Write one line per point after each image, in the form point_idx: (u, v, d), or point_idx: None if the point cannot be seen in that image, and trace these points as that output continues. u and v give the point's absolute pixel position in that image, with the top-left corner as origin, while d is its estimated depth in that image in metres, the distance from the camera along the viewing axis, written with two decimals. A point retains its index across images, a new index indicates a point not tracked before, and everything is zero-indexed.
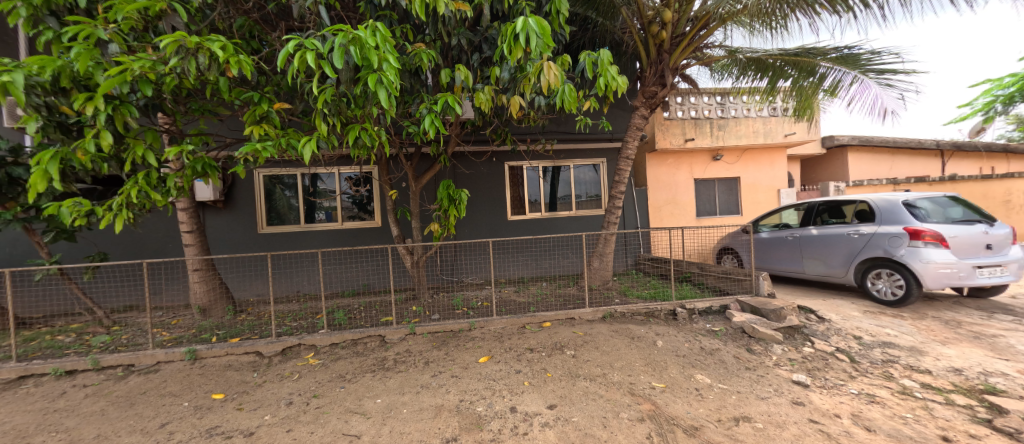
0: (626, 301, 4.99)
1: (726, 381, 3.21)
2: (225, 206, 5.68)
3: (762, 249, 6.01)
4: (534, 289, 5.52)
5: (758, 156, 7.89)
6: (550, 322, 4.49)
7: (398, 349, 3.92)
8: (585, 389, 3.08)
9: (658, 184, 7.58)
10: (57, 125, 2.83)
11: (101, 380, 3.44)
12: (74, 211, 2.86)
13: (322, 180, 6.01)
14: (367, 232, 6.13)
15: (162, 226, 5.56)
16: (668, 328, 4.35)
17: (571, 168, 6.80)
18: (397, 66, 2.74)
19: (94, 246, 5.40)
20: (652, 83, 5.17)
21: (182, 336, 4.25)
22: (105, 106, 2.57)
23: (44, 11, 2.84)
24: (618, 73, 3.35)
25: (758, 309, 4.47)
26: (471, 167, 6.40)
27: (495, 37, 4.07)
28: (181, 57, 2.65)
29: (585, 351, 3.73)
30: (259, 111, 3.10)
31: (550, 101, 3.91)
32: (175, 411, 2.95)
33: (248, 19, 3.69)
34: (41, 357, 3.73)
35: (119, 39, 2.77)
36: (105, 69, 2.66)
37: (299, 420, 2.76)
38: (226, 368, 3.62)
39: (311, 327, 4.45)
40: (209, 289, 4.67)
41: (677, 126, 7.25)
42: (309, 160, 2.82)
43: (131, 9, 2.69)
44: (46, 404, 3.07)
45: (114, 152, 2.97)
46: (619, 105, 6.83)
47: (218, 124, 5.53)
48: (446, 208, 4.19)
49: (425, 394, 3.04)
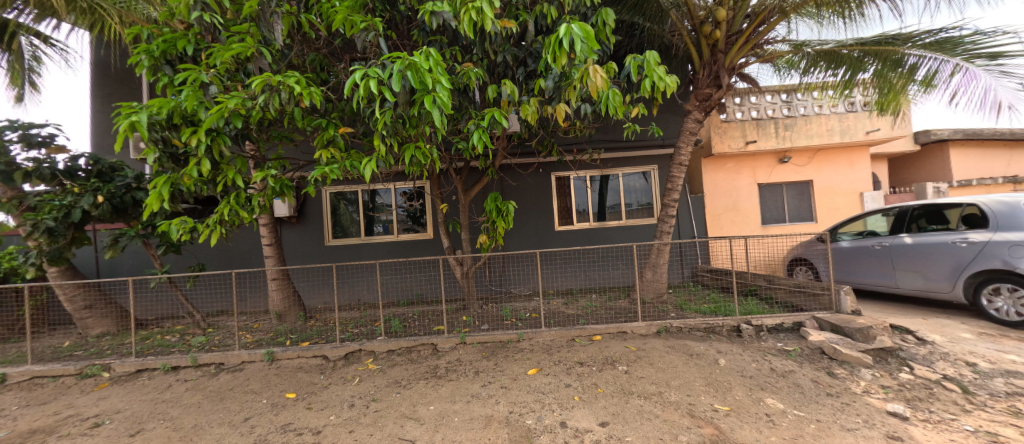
0: (683, 316, 4.71)
1: (802, 408, 2.89)
2: (298, 221, 6.27)
3: (843, 260, 5.37)
4: (583, 302, 5.36)
5: (834, 156, 7.14)
6: (601, 335, 4.36)
7: (450, 357, 4.03)
8: (639, 408, 2.94)
9: (717, 191, 7.08)
10: (169, 156, 3.35)
11: (198, 375, 3.93)
12: (180, 228, 3.33)
13: (380, 195, 6.44)
14: (420, 243, 6.44)
15: (247, 240, 6.29)
16: (731, 345, 4.05)
17: (620, 176, 6.62)
18: (448, 85, 2.90)
19: (194, 257, 6.22)
20: (706, 85, 4.87)
21: (262, 339, 4.72)
22: (205, 138, 3.04)
23: (161, 61, 3.40)
24: (666, 73, 3.23)
25: (840, 327, 4.01)
26: (518, 179, 6.49)
27: (539, 51, 4.14)
28: (266, 93, 3.04)
29: (639, 367, 3.57)
30: (327, 136, 3.46)
31: (596, 109, 3.89)
32: (256, 406, 3.28)
33: (318, 54, 4.10)
34: (154, 354, 4.34)
35: (217, 80, 3.23)
36: (207, 107, 3.12)
37: (360, 422, 2.94)
38: (297, 369, 3.96)
39: (370, 334, 4.73)
40: (285, 297, 5.18)
41: (736, 128, 6.78)
42: (370, 178, 3.07)
43: (228, 54, 3.16)
44: (156, 395, 3.56)
45: (211, 177, 3.43)
46: (670, 110, 6.57)
47: (293, 149, 6.23)
48: (494, 219, 4.22)
49: (475, 404, 3.09)
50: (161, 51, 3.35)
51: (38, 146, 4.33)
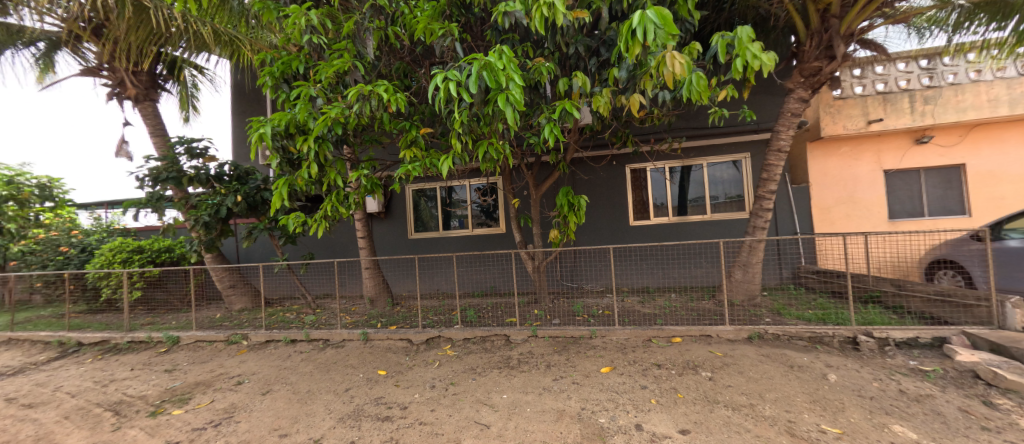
0: (780, 322, 4.19)
1: (943, 441, 2.39)
2: (387, 216, 6.91)
3: (1011, 264, 4.26)
4: (661, 301, 5.05)
5: (997, 133, 5.70)
6: (681, 337, 4.08)
7: (522, 349, 4.13)
8: (725, 419, 2.70)
9: (829, 180, 6.08)
10: (287, 161, 3.93)
11: (310, 349, 4.59)
12: (295, 222, 3.90)
13: (456, 191, 6.79)
14: (493, 238, 6.65)
15: (346, 233, 7.12)
16: (843, 359, 3.49)
17: (705, 167, 6.06)
18: (521, 82, 2.94)
19: (306, 247, 7.23)
20: (813, 57, 4.23)
21: (358, 320, 5.34)
22: (314, 144, 3.51)
23: (280, 80, 3.99)
24: (763, 50, 2.86)
25: (1001, 347, 3.22)
26: (590, 173, 6.32)
27: (612, 39, 3.99)
28: (360, 102, 3.40)
29: (725, 375, 3.27)
30: (410, 137, 3.75)
31: (676, 95, 3.62)
32: (354, 379, 3.73)
33: (402, 62, 4.45)
34: (278, 328, 5.17)
35: (323, 93, 3.70)
36: (315, 117, 3.59)
37: (441, 402, 3.17)
38: (387, 350, 4.40)
39: (448, 321, 5.05)
40: (377, 284, 5.78)
41: (855, 105, 5.74)
42: (448, 175, 3.25)
43: (331, 70, 3.59)
44: (281, 363, 4.25)
45: (318, 178, 3.95)
46: (767, 90, 5.83)
47: (382, 151, 6.88)
48: (565, 214, 4.18)
49: (547, 397, 3.13)
50: (280, 71, 3.94)
51: (197, 156, 5.41)
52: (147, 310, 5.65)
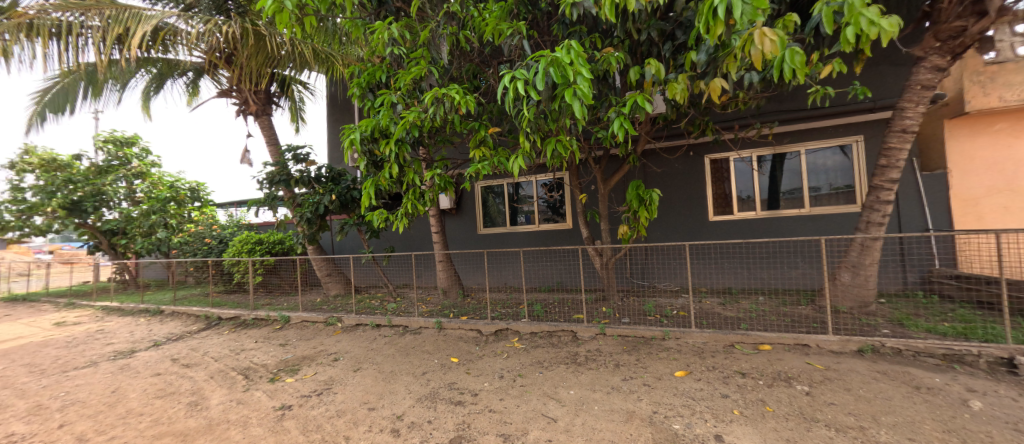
0: (901, 335, 3.55)
1: None
2: (458, 212, 7.25)
3: None
4: (747, 304, 4.59)
5: None
6: (770, 345, 3.68)
7: (589, 346, 4.07)
8: (825, 439, 2.38)
9: (977, 165, 4.95)
10: (371, 163, 4.32)
11: (392, 333, 5.04)
12: (379, 218, 4.29)
13: (523, 187, 6.85)
14: (560, 233, 6.61)
15: (423, 228, 7.63)
16: (992, 384, 2.84)
17: (803, 154, 5.32)
18: (590, 76, 2.87)
19: (388, 241, 7.90)
20: (955, 16, 3.48)
21: (433, 309, 5.71)
22: (395, 147, 3.81)
23: (365, 89, 4.39)
24: (882, 15, 2.42)
25: None
26: (664, 165, 5.94)
27: (690, 20, 3.68)
28: (435, 105, 3.60)
29: (825, 391, 2.88)
30: (479, 137, 3.88)
31: (766, 76, 3.23)
32: (430, 364, 4.01)
33: (472, 64, 4.61)
34: (366, 313, 5.75)
35: (402, 99, 3.98)
36: (396, 122, 3.89)
37: (509, 392, 3.27)
38: (459, 339, 4.65)
39: (516, 315, 5.18)
40: (451, 276, 6.12)
41: (1019, 70, 4.57)
42: (516, 172, 3.30)
43: (409, 77, 3.85)
44: (369, 344, 4.73)
45: (398, 177, 4.28)
46: (889, 60, 4.91)
47: (453, 150, 7.22)
48: (636, 209, 3.99)
49: (616, 396, 3.05)
50: (365, 81, 4.32)
51: (302, 161, 6.21)
52: (267, 292, 6.57)
